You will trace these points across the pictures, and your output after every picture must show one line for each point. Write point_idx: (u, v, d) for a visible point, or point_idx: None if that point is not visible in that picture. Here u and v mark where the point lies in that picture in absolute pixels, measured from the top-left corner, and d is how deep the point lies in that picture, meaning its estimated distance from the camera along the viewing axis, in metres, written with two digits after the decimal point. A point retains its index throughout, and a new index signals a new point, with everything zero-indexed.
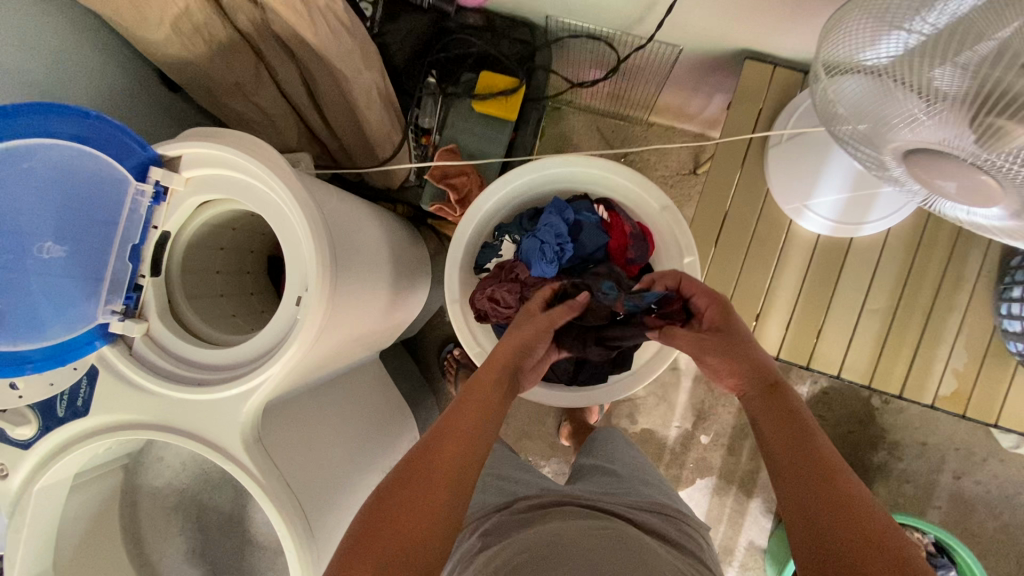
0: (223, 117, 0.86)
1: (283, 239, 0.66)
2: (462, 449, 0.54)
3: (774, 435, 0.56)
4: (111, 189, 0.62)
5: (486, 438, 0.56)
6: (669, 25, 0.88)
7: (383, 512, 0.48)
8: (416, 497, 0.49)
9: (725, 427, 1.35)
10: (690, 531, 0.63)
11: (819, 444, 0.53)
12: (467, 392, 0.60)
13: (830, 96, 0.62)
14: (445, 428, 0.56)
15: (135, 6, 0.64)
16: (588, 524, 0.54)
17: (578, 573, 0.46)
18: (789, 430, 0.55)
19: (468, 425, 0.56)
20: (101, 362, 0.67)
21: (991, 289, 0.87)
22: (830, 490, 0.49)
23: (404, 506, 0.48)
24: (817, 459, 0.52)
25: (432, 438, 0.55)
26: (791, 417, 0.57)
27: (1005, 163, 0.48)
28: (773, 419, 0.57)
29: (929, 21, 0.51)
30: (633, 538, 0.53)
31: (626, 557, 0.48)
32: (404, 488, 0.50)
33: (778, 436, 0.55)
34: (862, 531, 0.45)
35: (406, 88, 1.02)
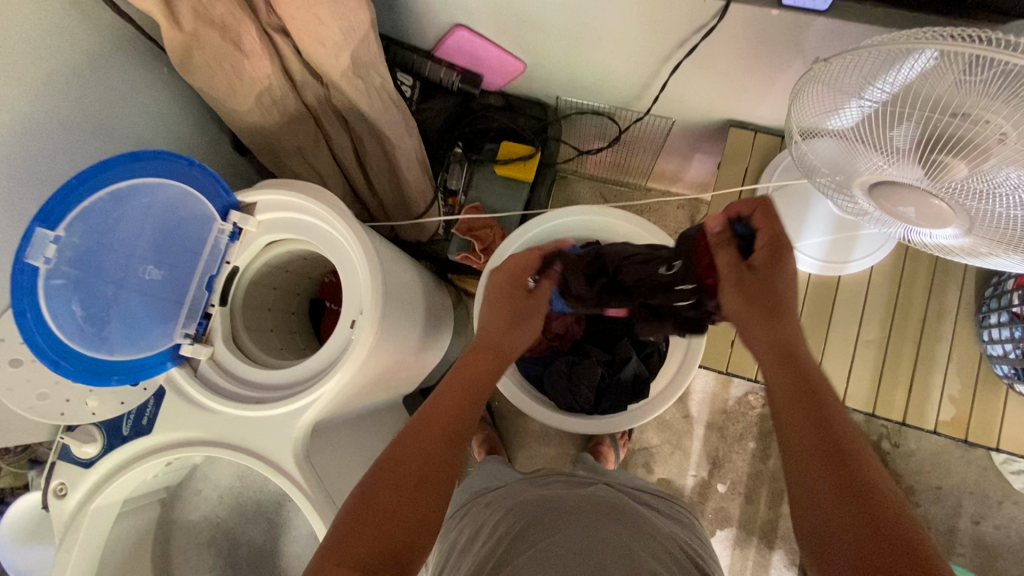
0: (283, 175, 1.00)
1: (341, 269, 0.76)
2: (447, 453, 0.58)
3: (785, 406, 0.56)
4: (200, 227, 0.72)
5: (465, 439, 0.60)
6: (664, 100, 1.05)
7: (373, 511, 0.51)
8: (398, 499, 0.53)
9: (741, 476, 1.34)
10: (679, 509, 0.72)
11: (831, 417, 0.54)
12: (449, 393, 0.65)
13: (808, 153, 0.74)
14: (434, 428, 0.59)
15: (231, 84, 0.78)
16: (579, 499, 0.64)
17: (569, 531, 0.56)
18: (803, 404, 0.55)
19: (451, 427, 0.60)
20: (168, 383, 0.73)
21: (971, 320, 0.96)
22: (842, 469, 0.49)
23: (391, 511, 0.52)
24: (826, 424, 0.53)
25: (419, 438, 0.58)
26: (808, 390, 0.56)
27: (957, 189, 0.58)
28: (789, 391, 0.57)
29: (873, 92, 0.60)
30: (632, 510, 0.64)
31: (616, 520, 0.59)
32: (394, 489, 0.53)
33: (791, 409, 0.55)
34: (867, 511, 0.46)
35: (437, 157, 1.16)
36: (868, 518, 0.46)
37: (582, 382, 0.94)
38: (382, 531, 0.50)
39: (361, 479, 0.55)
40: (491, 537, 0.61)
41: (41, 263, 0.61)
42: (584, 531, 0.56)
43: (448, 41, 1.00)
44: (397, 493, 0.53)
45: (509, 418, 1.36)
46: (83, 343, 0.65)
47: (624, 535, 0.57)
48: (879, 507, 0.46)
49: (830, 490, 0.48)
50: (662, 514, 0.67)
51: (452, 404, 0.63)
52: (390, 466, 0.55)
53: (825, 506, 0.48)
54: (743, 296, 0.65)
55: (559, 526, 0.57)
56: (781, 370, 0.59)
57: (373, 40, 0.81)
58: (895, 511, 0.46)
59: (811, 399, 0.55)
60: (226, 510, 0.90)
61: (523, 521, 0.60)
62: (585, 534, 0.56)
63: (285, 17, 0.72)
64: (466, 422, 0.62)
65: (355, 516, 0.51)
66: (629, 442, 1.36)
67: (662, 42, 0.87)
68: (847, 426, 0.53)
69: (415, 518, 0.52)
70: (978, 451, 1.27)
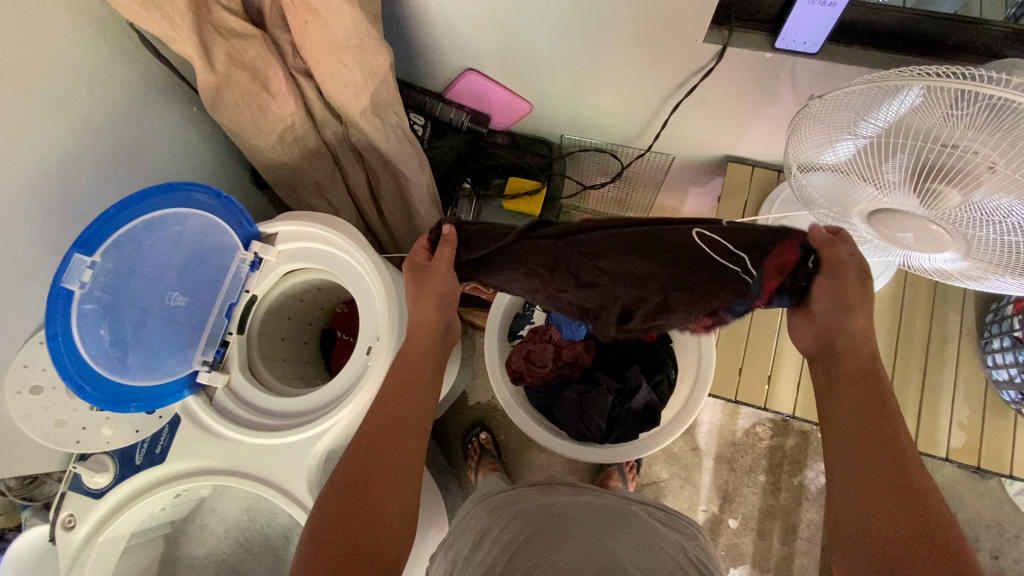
0: (299, 209, 1.03)
1: (358, 296, 0.78)
2: (399, 453, 0.58)
3: (848, 415, 0.56)
4: (225, 256, 0.75)
5: (409, 435, 0.60)
6: (665, 138, 1.10)
7: (347, 515, 0.54)
8: (370, 506, 0.54)
9: (753, 510, 1.31)
10: (686, 522, 0.72)
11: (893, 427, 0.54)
12: (391, 393, 0.63)
13: (806, 185, 0.77)
14: (386, 430, 0.59)
15: (256, 123, 0.82)
16: (594, 513, 0.64)
17: (575, 544, 0.57)
18: (864, 412, 0.55)
19: (398, 427, 0.60)
20: (184, 412, 0.74)
21: (974, 346, 0.98)
22: (899, 480, 0.51)
23: (357, 516, 0.54)
24: (879, 422, 0.54)
25: (366, 443, 0.59)
26: (874, 399, 0.56)
27: (953, 215, 0.61)
28: (854, 397, 0.56)
29: (867, 127, 0.64)
30: (634, 520, 0.64)
31: (623, 535, 0.59)
32: (356, 495, 0.55)
33: (853, 421, 0.55)
34: (919, 528, 0.48)
35: (446, 193, 1.18)
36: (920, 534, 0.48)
37: (593, 409, 0.95)
38: (348, 539, 0.52)
39: (324, 490, 0.57)
40: (494, 549, 0.60)
41: (77, 287, 0.62)
42: (591, 540, 0.57)
43: (459, 82, 1.06)
44: (360, 500, 0.55)
45: (516, 452, 1.35)
46: (107, 367, 0.66)
47: (626, 544, 0.58)
48: (934, 525, 0.48)
49: (885, 503, 0.50)
50: (678, 533, 0.66)
51: (388, 403, 0.62)
52: (343, 474, 0.57)
53: (875, 517, 0.50)
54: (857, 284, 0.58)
55: (565, 532, 0.59)
56: (847, 370, 0.58)
57: (392, 82, 0.85)
58: (946, 526, 0.48)
59: (877, 410, 0.55)
60: (231, 546, 0.88)
61: (527, 528, 0.61)
62: (591, 547, 0.56)
63: (311, 61, 0.77)
64: (412, 422, 0.61)
65: (324, 530, 0.53)
66: (638, 477, 1.33)
67: (663, 83, 0.92)
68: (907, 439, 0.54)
69: (380, 520, 0.54)
70: (990, 482, 1.26)
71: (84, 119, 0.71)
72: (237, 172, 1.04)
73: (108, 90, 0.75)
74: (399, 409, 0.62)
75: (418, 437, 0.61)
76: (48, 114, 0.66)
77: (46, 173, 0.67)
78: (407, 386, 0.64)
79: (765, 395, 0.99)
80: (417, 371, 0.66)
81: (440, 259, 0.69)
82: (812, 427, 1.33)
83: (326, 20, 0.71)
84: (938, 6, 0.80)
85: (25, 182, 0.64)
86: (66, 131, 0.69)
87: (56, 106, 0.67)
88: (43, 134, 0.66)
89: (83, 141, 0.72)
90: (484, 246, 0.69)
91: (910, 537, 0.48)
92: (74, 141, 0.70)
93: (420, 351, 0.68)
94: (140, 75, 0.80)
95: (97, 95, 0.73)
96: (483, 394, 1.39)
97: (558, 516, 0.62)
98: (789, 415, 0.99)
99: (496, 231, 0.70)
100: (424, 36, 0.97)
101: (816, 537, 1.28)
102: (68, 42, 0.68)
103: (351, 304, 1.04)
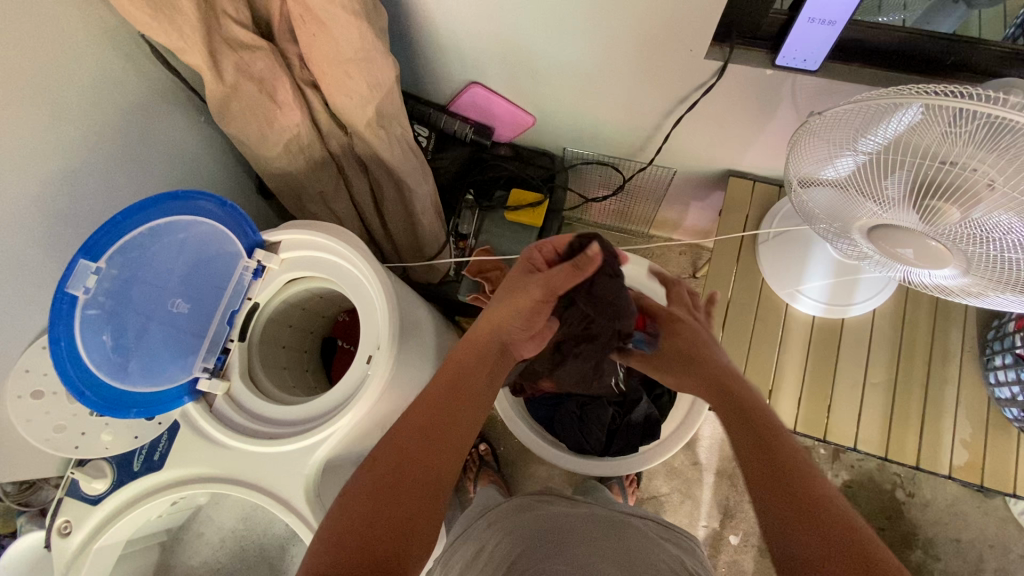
0: (303, 218, 1.04)
1: (360, 305, 0.78)
2: (436, 458, 0.57)
3: (740, 446, 0.60)
4: (228, 263, 0.75)
5: (451, 442, 0.59)
6: (667, 152, 1.11)
7: (371, 514, 0.51)
8: (397, 511, 0.52)
9: (754, 526, 1.30)
10: (686, 537, 0.71)
11: (779, 447, 0.57)
12: (432, 395, 0.63)
13: (807, 200, 0.78)
14: (427, 433, 0.58)
15: (262, 133, 0.83)
16: (593, 526, 0.64)
17: (573, 556, 0.56)
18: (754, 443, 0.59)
19: (441, 430, 0.59)
20: (183, 418, 0.74)
21: (976, 363, 0.98)
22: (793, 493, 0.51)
23: (376, 517, 0.51)
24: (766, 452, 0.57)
25: (403, 444, 0.57)
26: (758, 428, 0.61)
27: (952, 231, 0.61)
28: (739, 432, 0.62)
29: (866, 144, 0.65)
30: (634, 534, 0.64)
31: (623, 549, 0.59)
32: (381, 494, 0.53)
33: (744, 448, 0.59)
34: (821, 527, 0.47)
35: (450, 204, 1.20)
36: (822, 534, 0.47)
37: (592, 422, 0.94)
38: (365, 544, 0.49)
39: (350, 483, 0.55)
40: (492, 561, 0.60)
41: (81, 293, 0.64)
42: (589, 552, 0.57)
43: (464, 95, 1.07)
44: (386, 500, 0.53)
45: (515, 464, 1.34)
46: (108, 372, 0.66)
47: (628, 556, 0.58)
48: (835, 524, 0.47)
49: (786, 509, 0.50)
50: (679, 548, 0.66)
51: (433, 406, 0.62)
52: (376, 472, 0.55)
53: (786, 528, 0.49)
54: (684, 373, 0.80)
55: (563, 545, 0.59)
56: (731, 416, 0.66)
57: (397, 94, 0.86)
58: (847, 524, 0.47)
59: (760, 435, 0.60)
60: (226, 555, 0.87)
61: (523, 542, 0.60)
62: (590, 559, 0.56)
63: (318, 73, 0.78)
64: (458, 430, 0.61)
65: (341, 530, 0.50)
66: (638, 491, 1.32)
67: (666, 98, 0.93)
68: (797, 454, 0.56)
69: (404, 525, 0.52)
70: (994, 501, 1.24)
71: (94, 128, 0.72)
72: (243, 182, 1.05)
73: (117, 99, 0.76)
74: (443, 411, 0.61)
75: (460, 447, 0.60)
76: (58, 122, 0.67)
77: (54, 179, 0.68)
78: (457, 393, 0.64)
79: None
80: (471, 381, 0.67)
81: (553, 280, 0.73)
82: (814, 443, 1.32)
83: (333, 33, 0.73)
84: (936, 26, 0.79)
85: (33, 188, 0.65)
86: (75, 139, 0.70)
87: (66, 114, 0.68)
88: (53, 141, 0.67)
89: (92, 148, 0.72)
90: (594, 287, 0.74)
91: (814, 540, 0.47)
92: (83, 150, 0.71)
93: (476, 360, 0.70)
94: (149, 84, 0.81)
95: (106, 104, 0.74)
96: None
97: (558, 528, 0.63)
98: (791, 430, 0.99)
99: (619, 301, 0.77)
100: (429, 49, 0.98)
101: None
102: (79, 52, 0.69)
103: (352, 313, 1.05)
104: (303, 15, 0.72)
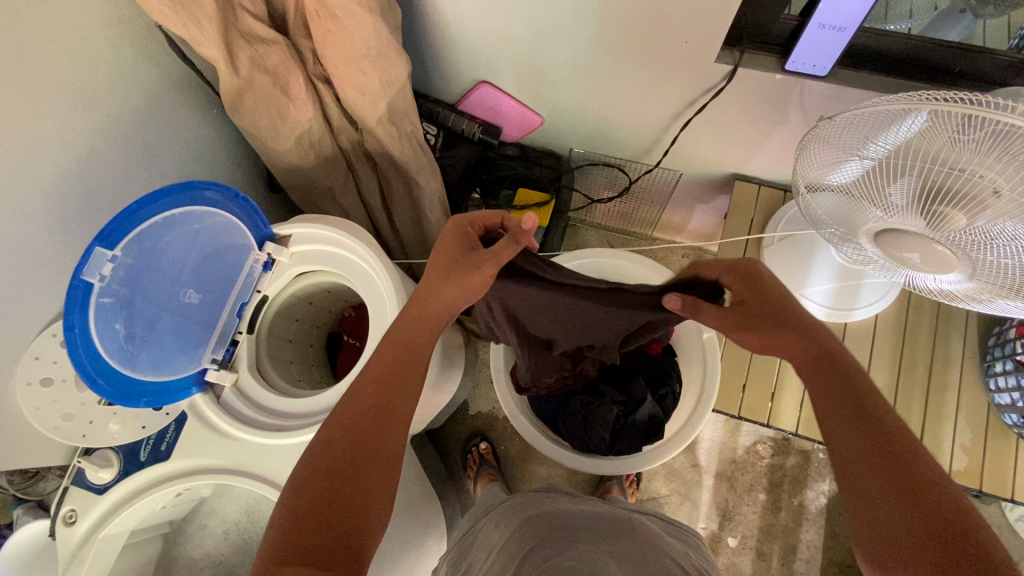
0: (312, 213, 1.04)
1: (368, 299, 0.78)
2: (383, 437, 0.58)
3: (832, 413, 0.57)
4: (238, 254, 0.76)
5: (393, 420, 0.59)
6: (673, 155, 1.12)
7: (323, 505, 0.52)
8: (344, 496, 0.53)
9: (752, 529, 1.30)
10: (691, 537, 0.71)
11: (881, 421, 0.54)
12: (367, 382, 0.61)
13: (812, 204, 0.79)
14: (361, 418, 0.58)
15: (274, 127, 0.83)
16: (599, 523, 0.64)
17: (581, 552, 0.57)
18: (847, 408, 0.56)
19: (377, 412, 0.59)
20: (191, 410, 0.74)
21: (977, 369, 0.99)
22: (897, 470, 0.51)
23: (326, 506, 0.52)
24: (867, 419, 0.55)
25: (340, 437, 0.56)
26: (848, 389, 0.57)
27: (956, 238, 0.62)
28: (833, 395, 0.58)
29: (874, 149, 0.66)
30: (642, 530, 0.65)
31: (629, 544, 0.60)
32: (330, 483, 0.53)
33: (839, 418, 0.56)
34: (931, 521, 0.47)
35: (455, 201, 1.21)
36: (926, 526, 0.47)
37: (597, 422, 0.94)
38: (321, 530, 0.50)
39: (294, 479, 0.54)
40: (501, 558, 0.60)
41: (96, 280, 0.63)
42: (597, 547, 0.58)
43: (471, 93, 1.08)
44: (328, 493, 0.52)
45: (516, 463, 1.34)
46: (120, 361, 0.66)
47: (633, 550, 0.58)
48: (942, 514, 0.47)
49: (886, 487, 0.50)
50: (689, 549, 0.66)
51: (368, 390, 0.60)
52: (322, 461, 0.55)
53: (887, 519, 0.49)
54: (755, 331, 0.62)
55: (572, 541, 0.59)
56: (819, 373, 0.60)
57: (408, 91, 0.87)
58: (957, 513, 0.47)
59: (857, 407, 0.56)
60: (230, 548, 0.87)
61: (531, 539, 0.61)
62: (597, 551, 0.57)
63: (332, 69, 0.79)
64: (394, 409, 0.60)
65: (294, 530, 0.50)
66: (638, 492, 1.32)
67: (675, 101, 0.94)
68: (899, 429, 0.54)
69: (353, 510, 0.52)
70: (991, 508, 1.25)
71: (110, 119, 0.73)
72: (252, 176, 1.06)
73: (131, 89, 0.76)
74: (376, 396, 0.60)
75: (401, 421, 0.60)
76: (74, 112, 0.68)
77: (70, 170, 0.68)
78: (404, 369, 0.63)
79: (768, 413, 0.99)
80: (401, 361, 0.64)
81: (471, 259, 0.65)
82: (813, 447, 1.32)
83: (348, 28, 0.73)
84: (944, 35, 0.80)
85: (49, 177, 0.66)
86: (92, 129, 0.71)
87: (82, 104, 0.69)
88: (70, 132, 0.67)
89: (107, 140, 0.73)
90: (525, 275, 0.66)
91: (919, 533, 0.47)
92: (99, 141, 0.72)
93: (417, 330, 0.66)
94: (163, 75, 0.81)
95: (122, 95, 0.75)
96: (484, 404, 1.39)
97: (569, 526, 0.63)
98: (792, 432, 0.99)
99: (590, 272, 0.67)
100: (440, 48, 0.99)
101: (816, 558, 1.27)
102: (96, 42, 0.70)
103: (358, 309, 1.04)
104: (319, 10, 0.72)
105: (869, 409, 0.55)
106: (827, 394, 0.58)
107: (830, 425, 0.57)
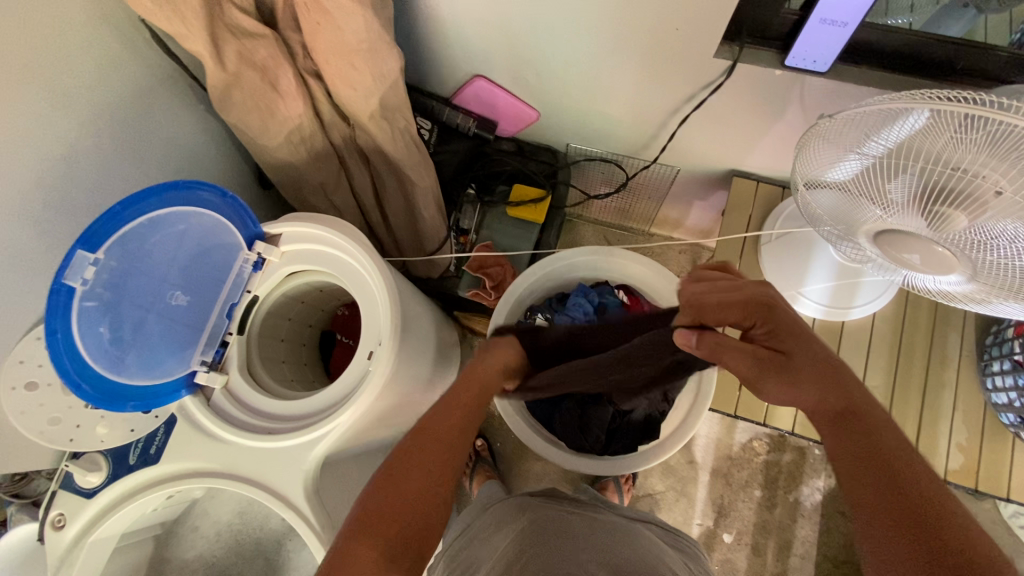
0: (304, 210, 1.02)
1: (360, 299, 0.77)
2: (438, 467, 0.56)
3: (855, 466, 0.51)
4: (226, 254, 0.74)
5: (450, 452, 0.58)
6: (671, 151, 1.10)
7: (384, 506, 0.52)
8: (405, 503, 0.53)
9: (747, 525, 1.30)
10: (686, 543, 0.72)
11: (909, 475, 0.48)
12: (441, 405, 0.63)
13: (812, 202, 0.77)
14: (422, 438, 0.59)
15: (263, 123, 0.81)
16: (598, 528, 0.64)
17: (582, 558, 0.56)
18: (870, 458, 0.50)
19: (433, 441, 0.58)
20: (180, 412, 0.73)
21: (974, 368, 0.98)
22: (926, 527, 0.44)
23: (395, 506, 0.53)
24: (890, 471, 0.49)
25: (411, 448, 0.57)
26: (868, 439, 0.51)
27: (957, 239, 0.61)
28: (855, 445, 0.52)
29: (873, 147, 0.64)
30: (640, 537, 0.64)
31: (628, 550, 0.59)
32: (400, 487, 0.54)
33: (858, 471, 0.50)
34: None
35: (450, 198, 1.19)
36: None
37: (593, 423, 0.94)
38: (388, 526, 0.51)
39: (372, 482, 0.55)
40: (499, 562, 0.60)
41: (78, 284, 0.63)
42: (597, 553, 0.58)
43: (465, 88, 1.06)
44: (396, 500, 0.53)
45: (512, 460, 1.34)
46: (105, 364, 0.65)
47: (633, 556, 0.58)
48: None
49: (915, 546, 0.44)
50: (685, 556, 0.66)
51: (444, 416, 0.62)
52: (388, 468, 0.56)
53: None
54: (789, 381, 0.58)
55: (570, 547, 0.59)
56: (837, 422, 0.54)
57: (401, 85, 0.85)
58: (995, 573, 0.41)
59: (881, 458, 0.50)
60: (222, 550, 0.88)
61: (527, 544, 0.60)
62: (598, 558, 0.57)
63: (321, 63, 0.77)
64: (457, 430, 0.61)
65: (360, 527, 0.51)
66: (633, 489, 1.32)
67: (674, 96, 0.92)
68: (930, 483, 0.47)
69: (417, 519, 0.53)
70: (985, 504, 1.25)
71: (94, 115, 0.71)
72: (243, 173, 1.04)
73: (114, 84, 0.74)
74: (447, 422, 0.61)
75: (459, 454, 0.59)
76: (55, 109, 0.66)
77: (53, 169, 0.66)
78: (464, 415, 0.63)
79: (764, 412, 0.99)
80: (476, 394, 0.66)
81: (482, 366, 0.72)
82: (808, 444, 1.32)
83: (338, 21, 0.71)
84: (946, 30, 0.78)
85: (31, 176, 0.64)
86: (74, 127, 0.69)
87: (64, 100, 0.67)
88: (51, 130, 0.65)
89: (91, 137, 0.71)
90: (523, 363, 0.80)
91: None
92: (83, 138, 0.70)
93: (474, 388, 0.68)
94: (147, 69, 0.79)
95: (105, 91, 0.72)
96: None
97: (568, 529, 0.63)
98: (788, 431, 0.99)
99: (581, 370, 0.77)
100: (434, 41, 0.96)
101: (810, 554, 1.27)
102: (78, 36, 0.68)
103: (352, 307, 1.03)
104: (307, 3, 0.70)
105: (892, 467, 0.49)
106: (843, 442, 0.52)
107: (849, 481, 0.50)
